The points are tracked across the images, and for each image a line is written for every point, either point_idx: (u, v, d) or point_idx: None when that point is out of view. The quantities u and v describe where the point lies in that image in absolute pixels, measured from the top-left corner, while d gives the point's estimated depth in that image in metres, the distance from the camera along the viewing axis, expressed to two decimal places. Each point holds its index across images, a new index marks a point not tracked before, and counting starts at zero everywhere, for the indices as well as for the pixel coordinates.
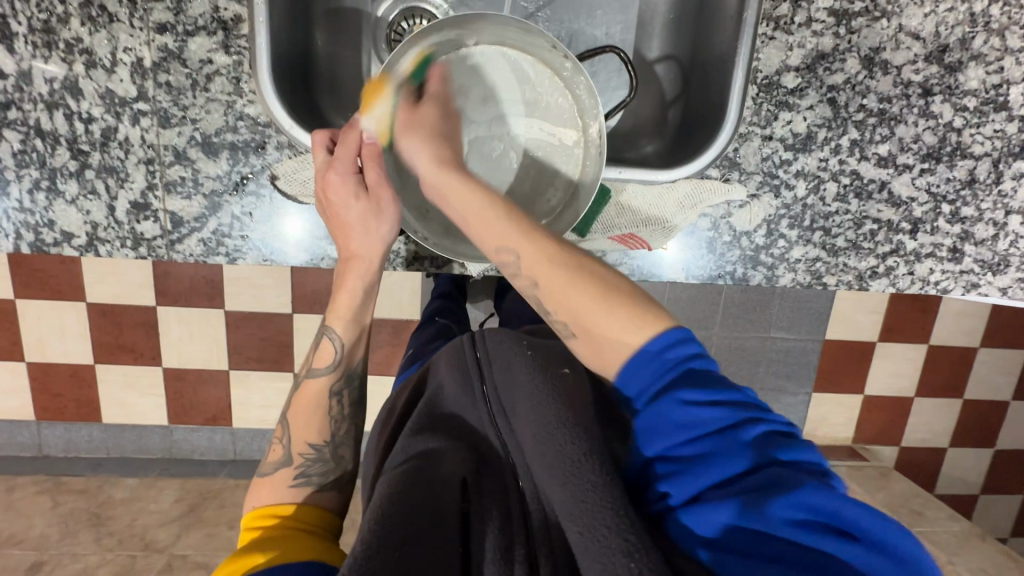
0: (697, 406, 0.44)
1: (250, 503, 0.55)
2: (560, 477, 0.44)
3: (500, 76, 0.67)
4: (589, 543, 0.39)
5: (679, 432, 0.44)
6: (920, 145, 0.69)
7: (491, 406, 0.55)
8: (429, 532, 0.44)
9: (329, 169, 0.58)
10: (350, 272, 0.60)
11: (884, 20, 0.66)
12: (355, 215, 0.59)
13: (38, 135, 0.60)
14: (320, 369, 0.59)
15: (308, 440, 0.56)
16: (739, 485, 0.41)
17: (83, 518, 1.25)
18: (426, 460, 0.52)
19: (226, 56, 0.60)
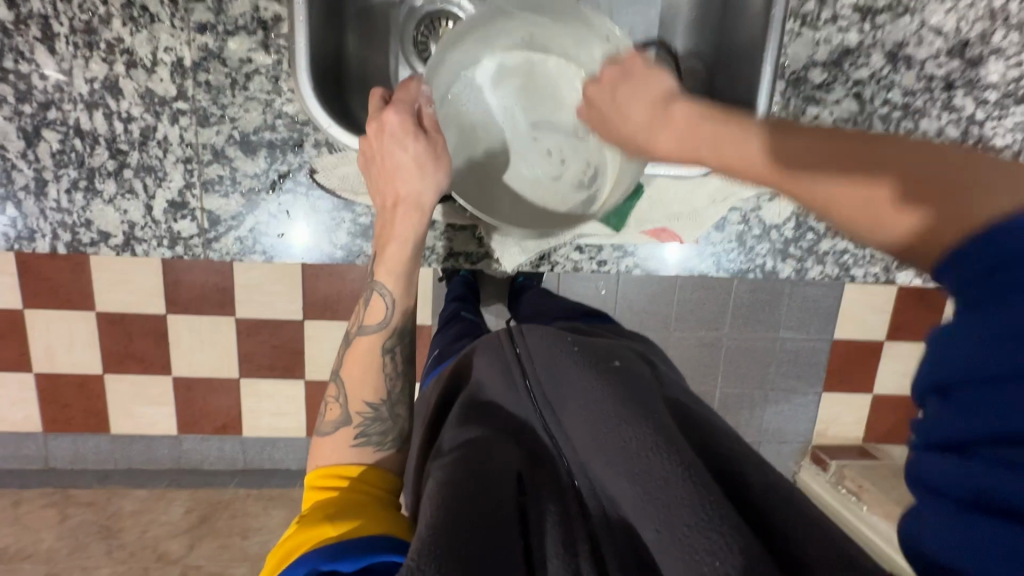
0: (1011, 333, 0.31)
1: (313, 463, 0.53)
2: (629, 474, 0.45)
3: (541, 78, 0.67)
4: (668, 540, 0.40)
5: (966, 369, 0.33)
6: (944, 137, 0.70)
7: (540, 402, 0.55)
8: (493, 521, 0.44)
9: (387, 108, 0.56)
10: (399, 220, 0.56)
11: (907, 16, 0.67)
12: (410, 156, 0.55)
13: (77, 135, 0.60)
14: (372, 326, 0.55)
15: (364, 398, 0.54)
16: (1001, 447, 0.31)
17: (92, 531, 1.25)
18: (474, 448, 0.51)
19: (266, 55, 0.61)
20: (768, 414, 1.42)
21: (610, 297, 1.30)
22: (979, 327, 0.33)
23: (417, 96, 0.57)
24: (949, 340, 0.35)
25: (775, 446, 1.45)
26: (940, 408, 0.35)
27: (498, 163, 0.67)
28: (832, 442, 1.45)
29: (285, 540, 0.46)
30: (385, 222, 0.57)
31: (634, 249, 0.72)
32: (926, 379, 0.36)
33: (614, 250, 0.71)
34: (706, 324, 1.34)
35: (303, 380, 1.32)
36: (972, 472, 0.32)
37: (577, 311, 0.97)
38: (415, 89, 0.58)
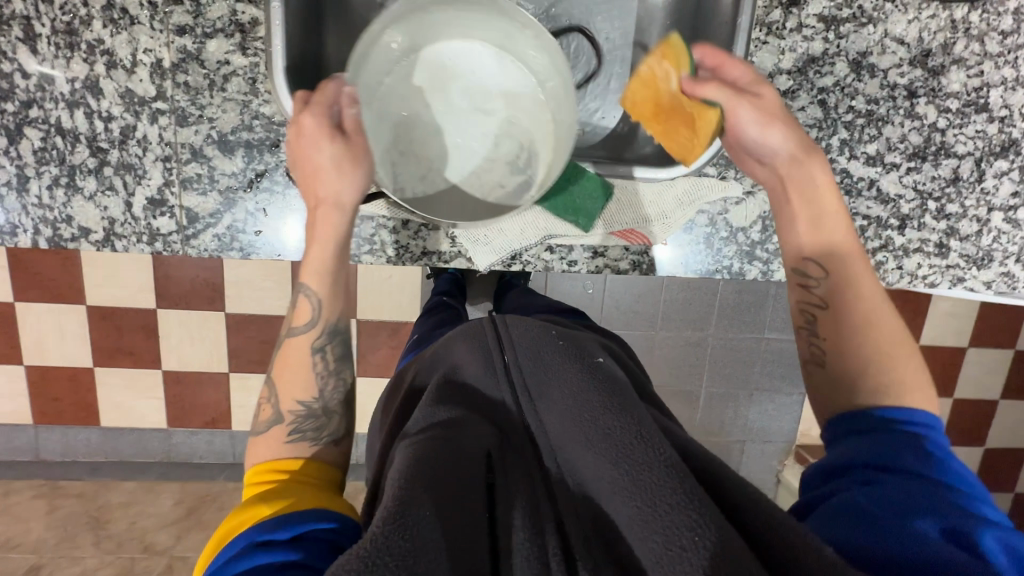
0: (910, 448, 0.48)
1: (251, 462, 0.54)
2: (612, 456, 0.50)
3: (485, 68, 0.69)
4: (648, 517, 0.45)
5: (906, 451, 0.48)
6: (906, 144, 0.73)
7: (521, 391, 0.60)
8: (466, 501, 0.48)
9: (304, 111, 0.57)
10: (320, 221, 0.57)
11: (871, 26, 0.69)
12: (329, 158, 0.57)
13: (58, 133, 0.62)
14: (300, 326, 0.57)
15: (295, 397, 0.55)
16: (913, 488, 0.45)
17: (82, 521, 1.27)
18: (450, 428, 0.56)
19: (243, 57, 0.62)
20: (753, 413, 1.45)
21: (596, 295, 1.32)
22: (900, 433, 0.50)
23: (331, 95, 0.59)
24: (886, 435, 0.50)
25: (759, 445, 1.48)
26: (863, 475, 0.47)
27: (438, 147, 0.69)
28: (815, 441, 1.48)
29: (222, 527, 0.47)
30: (308, 224, 0.58)
31: (604, 250, 0.73)
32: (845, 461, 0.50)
33: (585, 250, 0.72)
34: (691, 324, 1.37)
35: None
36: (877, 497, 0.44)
37: (557, 308, 0.99)
38: (329, 89, 0.59)
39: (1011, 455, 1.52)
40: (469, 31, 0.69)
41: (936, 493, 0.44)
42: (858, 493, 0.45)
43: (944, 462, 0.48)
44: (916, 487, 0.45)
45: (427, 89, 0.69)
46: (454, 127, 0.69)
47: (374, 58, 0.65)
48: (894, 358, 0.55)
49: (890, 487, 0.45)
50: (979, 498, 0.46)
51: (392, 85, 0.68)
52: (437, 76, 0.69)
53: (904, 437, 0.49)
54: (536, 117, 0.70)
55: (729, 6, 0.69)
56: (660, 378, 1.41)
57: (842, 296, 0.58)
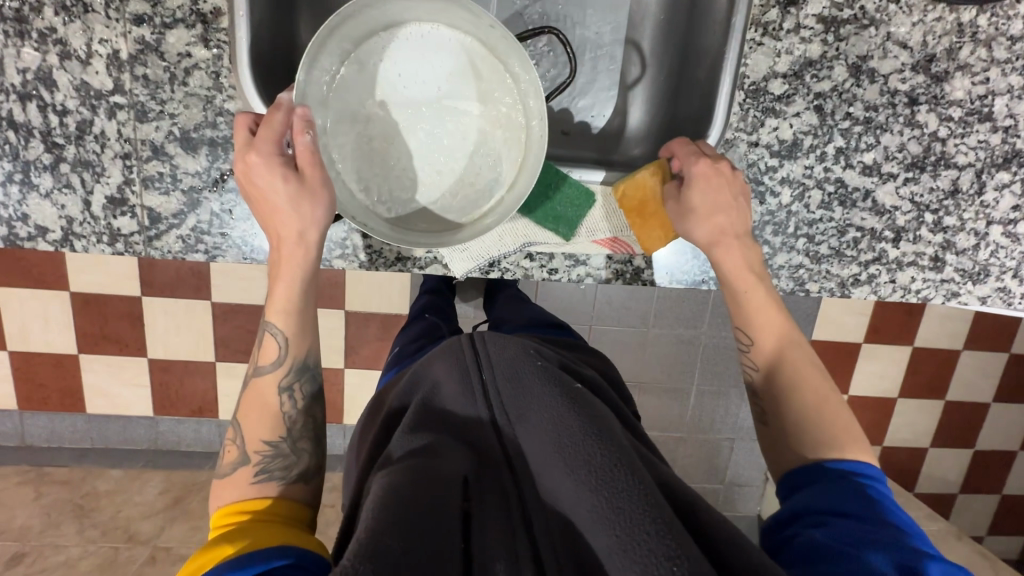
0: (861, 495, 0.52)
1: (214, 505, 0.53)
2: (591, 483, 0.49)
3: (459, 63, 0.65)
4: (626, 546, 0.45)
5: (854, 491, 0.53)
6: (905, 154, 0.69)
7: (501, 415, 0.60)
8: (443, 531, 0.48)
9: (250, 151, 0.53)
10: (286, 260, 0.56)
11: (872, 28, 0.65)
12: (285, 199, 0.54)
13: (12, 127, 0.58)
14: (266, 366, 0.56)
15: (262, 438, 0.54)
16: (866, 525, 0.49)
17: (66, 509, 1.26)
18: (425, 456, 0.55)
19: (206, 50, 0.59)
20: (743, 412, 1.44)
21: (588, 291, 1.29)
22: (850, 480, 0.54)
23: (280, 125, 0.54)
24: (837, 480, 0.54)
25: (748, 443, 1.47)
26: (821, 517, 0.51)
27: (402, 144, 0.65)
28: None
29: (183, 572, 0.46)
30: (274, 261, 0.57)
31: (586, 259, 0.70)
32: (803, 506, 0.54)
33: (565, 258, 0.70)
34: (684, 322, 1.35)
35: None
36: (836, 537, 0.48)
37: (546, 319, 0.97)
38: (278, 117, 0.54)
39: (1002, 457, 1.51)
40: (441, 24, 0.64)
41: (885, 529, 0.49)
42: (815, 532, 0.49)
43: (889, 504, 0.53)
44: (866, 524, 0.49)
45: (395, 83, 0.64)
46: (421, 124, 0.65)
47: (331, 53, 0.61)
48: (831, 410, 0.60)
49: (844, 525, 0.49)
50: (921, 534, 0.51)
51: (356, 82, 0.64)
52: (406, 69, 0.64)
53: (853, 482, 0.54)
54: (509, 117, 0.66)
55: (724, 4, 0.65)
56: (652, 375, 1.39)
57: (791, 354, 0.63)
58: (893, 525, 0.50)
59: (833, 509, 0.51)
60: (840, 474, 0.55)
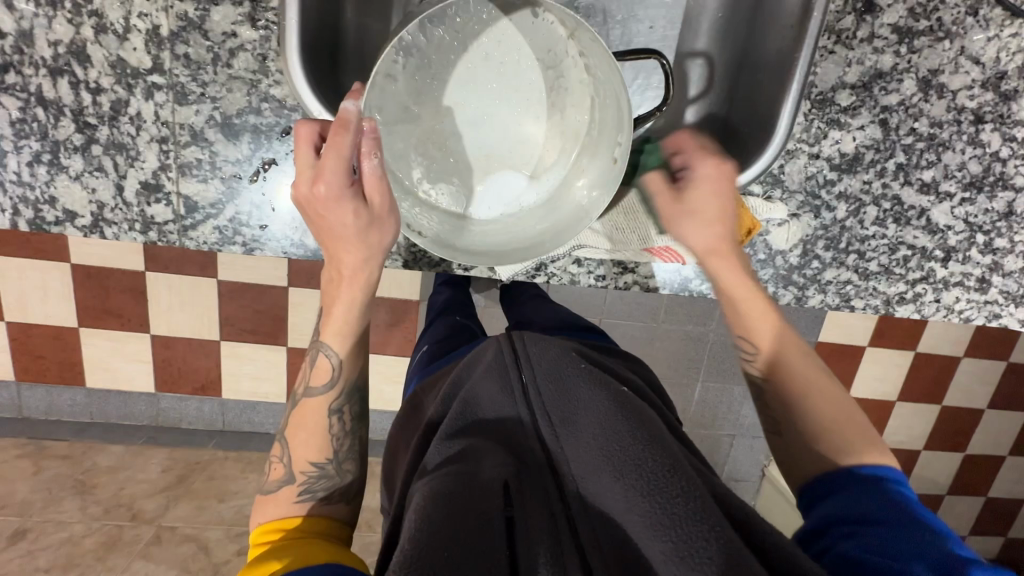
0: (888, 498, 0.50)
1: (255, 521, 0.55)
2: (642, 488, 0.48)
3: (536, 50, 0.63)
4: (682, 553, 0.43)
5: (879, 502, 0.50)
6: (964, 173, 0.68)
7: (542, 416, 0.58)
8: (486, 538, 0.45)
9: (317, 178, 0.51)
10: (345, 283, 0.57)
11: (947, 41, 0.63)
12: (354, 231, 0.54)
13: (40, 104, 0.54)
14: (318, 387, 0.57)
15: (309, 458, 0.56)
16: (900, 536, 0.46)
17: (67, 485, 1.24)
18: (467, 460, 0.54)
19: (252, 30, 0.55)
20: (746, 409, 1.44)
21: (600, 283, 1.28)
22: (873, 485, 0.52)
23: (350, 148, 0.50)
24: (860, 491, 0.52)
25: (748, 440, 1.48)
26: (848, 526, 0.49)
27: (461, 137, 0.65)
28: None
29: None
30: (332, 280, 0.57)
31: (634, 266, 0.68)
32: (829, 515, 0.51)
33: (614, 264, 0.68)
34: (693, 319, 1.34)
35: (286, 348, 1.28)
36: (868, 549, 0.45)
37: (575, 325, 0.98)
38: (347, 139, 0.50)
39: (993, 462, 1.53)
40: (532, 16, 0.62)
41: (923, 538, 0.46)
42: (848, 545, 0.47)
43: (920, 510, 0.50)
44: (900, 534, 0.46)
45: (467, 66, 0.63)
46: (486, 112, 0.65)
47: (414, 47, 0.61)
48: (851, 427, 0.58)
49: (874, 536, 0.46)
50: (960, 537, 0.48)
51: (422, 79, 0.63)
52: (479, 52, 0.63)
53: (879, 487, 0.52)
54: (576, 109, 0.65)
55: (794, 7, 0.62)
56: (658, 370, 1.39)
57: (789, 367, 0.62)
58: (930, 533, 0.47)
59: (859, 521, 0.49)
60: (859, 486, 0.53)
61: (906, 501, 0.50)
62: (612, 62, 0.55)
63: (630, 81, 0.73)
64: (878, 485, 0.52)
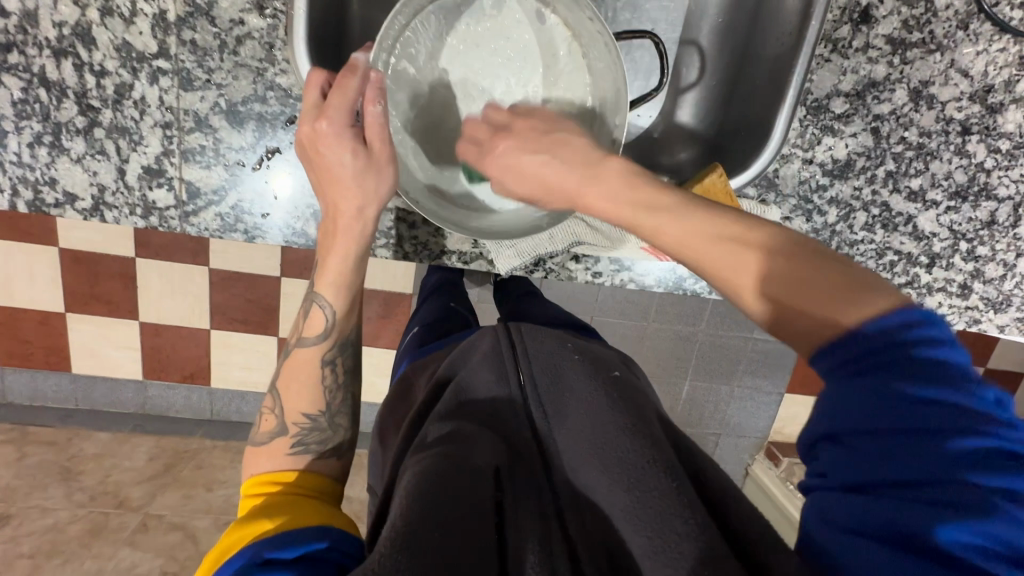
0: (897, 399, 0.35)
1: (247, 472, 0.55)
2: (624, 482, 0.48)
3: (537, 44, 0.62)
4: (658, 550, 0.44)
5: (876, 419, 0.35)
6: (950, 182, 0.70)
7: (536, 406, 0.59)
8: (478, 524, 0.46)
9: (320, 117, 0.52)
10: (342, 232, 0.56)
11: (938, 54, 0.65)
12: (349, 171, 0.53)
13: (42, 85, 0.54)
14: (311, 337, 0.57)
15: (302, 410, 0.56)
16: (916, 495, 0.33)
17: (52, 471, 1.23)
18: (460, 441, 0.54)
19: (260, 18, 0.55)
20: (732, 409, 1.47)
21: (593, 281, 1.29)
22: (876, 378, 0.37)
23: (355, 91, 0.52)
24: (856, 389, 0.37)
25: (732, 438, 1.51)
26: (847, 452, 0.36)
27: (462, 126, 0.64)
28: (787, 438, 1.52)
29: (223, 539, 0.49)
30: (328, 232, 0.57)
31: (630, 265, 0.69)
32: (817, 429, 0.39)
33: (610, 263, 0.69)
34: (683, 319, 1.36)
35: (278, 338, 1.28)
36: (864, 509, 0.34)
37: (568, 323, 1.00)
38: (353, 84, 0.52)
39: None
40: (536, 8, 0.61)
41: (941, 472, 0.33)
42: (839, 491, 0.36)
43: (927, 392, 0.35)
44: (918, 491, 0.33)
45: (472, 59, 0.62)
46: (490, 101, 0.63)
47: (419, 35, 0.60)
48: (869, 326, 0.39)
49: (883, 507, 0.33)
50: (969, 393, 0.35)
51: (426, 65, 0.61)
52: (485, 46, 0.62)
53: (886, 377, 0.36)
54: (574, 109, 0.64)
55: (792, 15, 0.64)
56: (647, 369, 1.41)
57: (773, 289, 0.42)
58: (948, 449, 0.33)
59: (860, 480, 0.35)
60: (844, 389, 0.38)
61: (927, 393, 0.35)
62: (613, 46, 0.57)
63: (631, 80, 0.74)
64: (883, 376, 0.36)
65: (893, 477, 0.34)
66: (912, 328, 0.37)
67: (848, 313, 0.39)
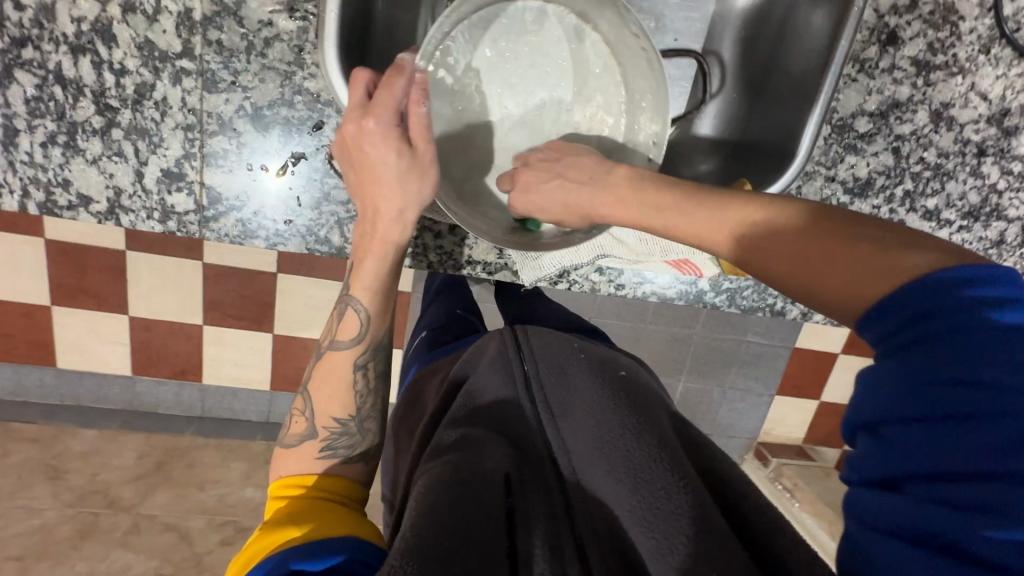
0: (936, 381, 0.34)
1: (275, 471, 0.55)
2: (629, 482, 0.47)
3: (573, 57, 0.62)
4: (665, 553, 0.42)
5: (913, 406, 0.34)
6: (964, 202, 0.71)
7: (542, 407, 0.57)
8: (483, 527, 0.44)
9: (366, 116, 0.51)
10: (379, 237, 0.55)
11: (959, 77, 0.66)
12: (394, 172, 0.52)
13: (58, 82, 0.52)
14: (345, 341, 0.56)
15: (332, 413, 0.55)
16: (958, 489, 0.31)
17: (38, 470, 1.17)
18: (468, 450, 0.53)
19: (290, 21, 0.54)
20: (723, 410, 1.50)
21: None
22: (916, 363, 0.35)
23: (401, 91, 0.51)
24: (892, 370, 0.36)
25: (723, 439, 1.54)
26: (888, 436, 0.35)
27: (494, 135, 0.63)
28: (775, 439, 1.55)
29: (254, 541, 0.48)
30: (366, 233, 0.55)
31: (653, 277, 0.69)
32: (859, 419, 0.38)
33: (633, 276, 0.69)
34: (680, 321, 1.37)
35: (273, 335, 1.25)
36: (904, 505, 0.32)
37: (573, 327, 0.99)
38: (399, 83, 0.51)
39: None
40: (576, 24, 0.62)
41: (990, 459, 0.31)
42: (877, 484, 0.35)
43: (963, 373, 0.33)
44: (962, 486, 0.31)
45: (511, 71, 0.62)
46: (524, 111, 0.63)
47: (457, 43, 0.59)
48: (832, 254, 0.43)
49: (921, 504, 0.32)
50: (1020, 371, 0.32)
51: (463, 74, 0.60)
52: (523, 58, 0.62)
53: (922, 354, 0.35)
54: (605, 123, 0.64)
55: (822, 34, 0.64)
56: None
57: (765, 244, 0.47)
58: (992, 436, 0.31)
59: (900, 474, 0.34)
60: (884, 372, 0.37)
61: (969, 370, 0.33)
62: (658, 61, 0.58)
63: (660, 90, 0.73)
64: (922, 358, 0.35)
65: (938, 468, 0.32)
66: (952, 302, 0.35)
67: (897, 273, 0.39)
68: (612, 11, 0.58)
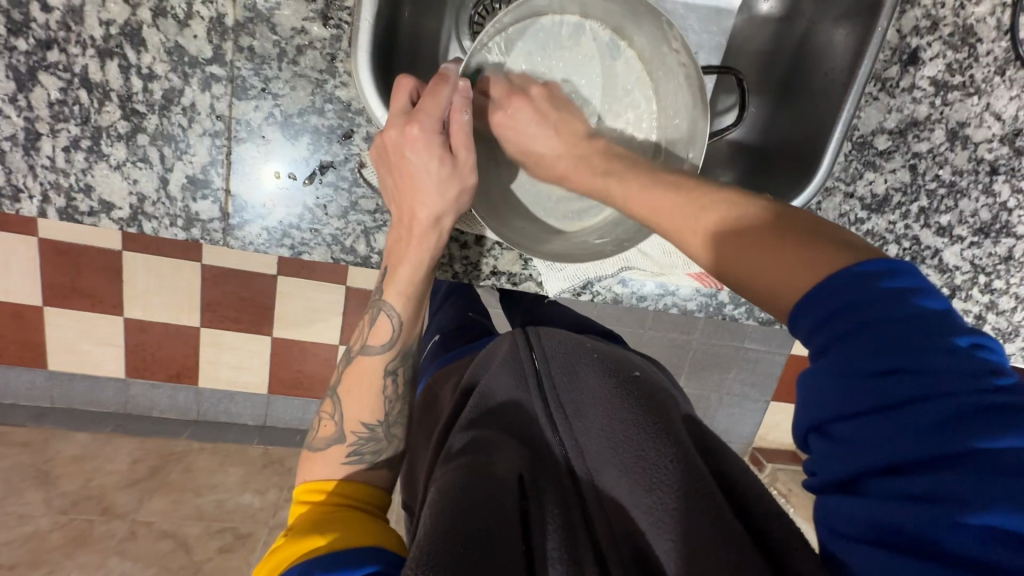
0: (867, 373, 0.33)
1: (300, 477, 0.54)
2: (644, 482, 0.45)
3: (607, 73, 0.64)
4: (682, 555, 0.40)
5: (855, 402, 0.33)
6: (976, 219, 0.72)
7: (556, 406, 0.55)
8: (500, 534, 0.42)
9: (410, 124, 0.50)
10: (415, 242, 0.55)
11: (975, 97, 0.68)
12: (433, 180, 0.52)
13: (84, 86, 0.51)
14: (375, 347, 0.56)
15: (361, 419, 0.54)
16: (912, 483, 0.29)
17: (28, 475, 1.14)
18: (482, 452, 0.50)
19: (324, 28, 0.53)
20: (720, 414, 1.51)
21: None
22: (843, 358, 0.34)
23: (446, 101, 0.51)
24: (827, 365, 0.35)
25: None
26: (835, 436, 0.33)
27: None
28: (770, 444, 1.57)
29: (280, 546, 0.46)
30: (401, 237, 0.55)
31: (675, 289, 0.70)
32: (805, 421, 0.36)
33: (655, 288, 0.69)
34: (679, 327, 1.37)
35: (272, 338, 1.23)
36: (868, 508, 0.30)
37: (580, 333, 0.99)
38: (444, 91, 0.52)
39: None
40: (611, 41, 0.63)
41: (936, 445, 0.29)
42: (839, 489, 0.32)
43: (897, 362, 0.32)
44: (917, 477, 0.29)
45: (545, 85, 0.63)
46: None
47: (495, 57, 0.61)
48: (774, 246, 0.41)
49: (881, 504, 0.30)
50: (944, 349, 0.31)
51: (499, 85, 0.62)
52: (557, 72, 0.63)
53: (846, 345, 0.34)
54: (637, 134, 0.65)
55: (845, 53, 0.65)
56: None
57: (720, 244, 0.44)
58: (928, 419, 0.30)
59: (857, 474, 0.32)
60: (818, 370, 0.35)
61: (898, 357, 0.32)
62: (698, 77, 0.57)
63: None
64: (847, 348, 0.34)
65: (888, 461, 0.31)
66: (871, 288, 0.34)
67: (816, 266, 0.38)
68: (651, 25, 0.58)
